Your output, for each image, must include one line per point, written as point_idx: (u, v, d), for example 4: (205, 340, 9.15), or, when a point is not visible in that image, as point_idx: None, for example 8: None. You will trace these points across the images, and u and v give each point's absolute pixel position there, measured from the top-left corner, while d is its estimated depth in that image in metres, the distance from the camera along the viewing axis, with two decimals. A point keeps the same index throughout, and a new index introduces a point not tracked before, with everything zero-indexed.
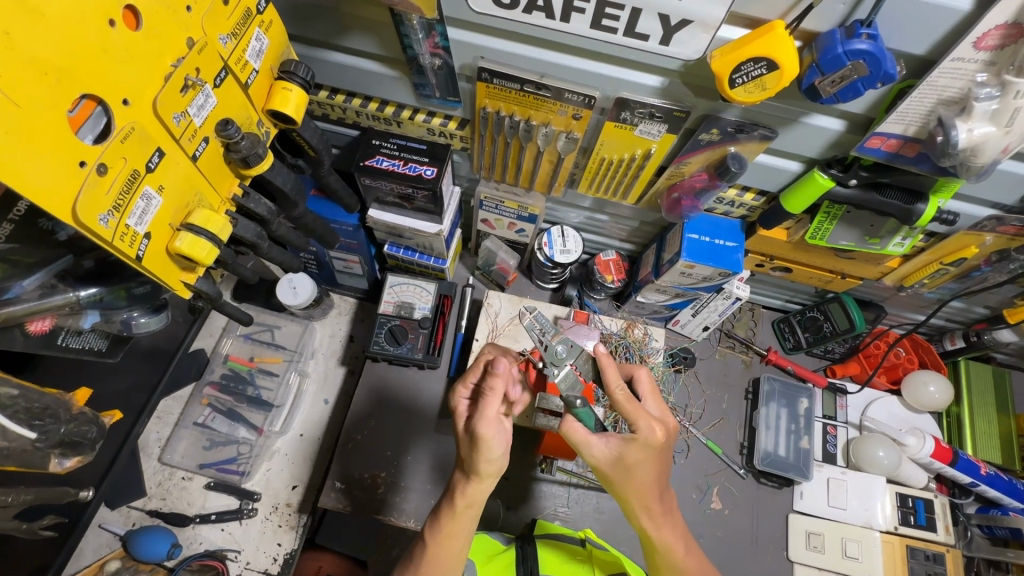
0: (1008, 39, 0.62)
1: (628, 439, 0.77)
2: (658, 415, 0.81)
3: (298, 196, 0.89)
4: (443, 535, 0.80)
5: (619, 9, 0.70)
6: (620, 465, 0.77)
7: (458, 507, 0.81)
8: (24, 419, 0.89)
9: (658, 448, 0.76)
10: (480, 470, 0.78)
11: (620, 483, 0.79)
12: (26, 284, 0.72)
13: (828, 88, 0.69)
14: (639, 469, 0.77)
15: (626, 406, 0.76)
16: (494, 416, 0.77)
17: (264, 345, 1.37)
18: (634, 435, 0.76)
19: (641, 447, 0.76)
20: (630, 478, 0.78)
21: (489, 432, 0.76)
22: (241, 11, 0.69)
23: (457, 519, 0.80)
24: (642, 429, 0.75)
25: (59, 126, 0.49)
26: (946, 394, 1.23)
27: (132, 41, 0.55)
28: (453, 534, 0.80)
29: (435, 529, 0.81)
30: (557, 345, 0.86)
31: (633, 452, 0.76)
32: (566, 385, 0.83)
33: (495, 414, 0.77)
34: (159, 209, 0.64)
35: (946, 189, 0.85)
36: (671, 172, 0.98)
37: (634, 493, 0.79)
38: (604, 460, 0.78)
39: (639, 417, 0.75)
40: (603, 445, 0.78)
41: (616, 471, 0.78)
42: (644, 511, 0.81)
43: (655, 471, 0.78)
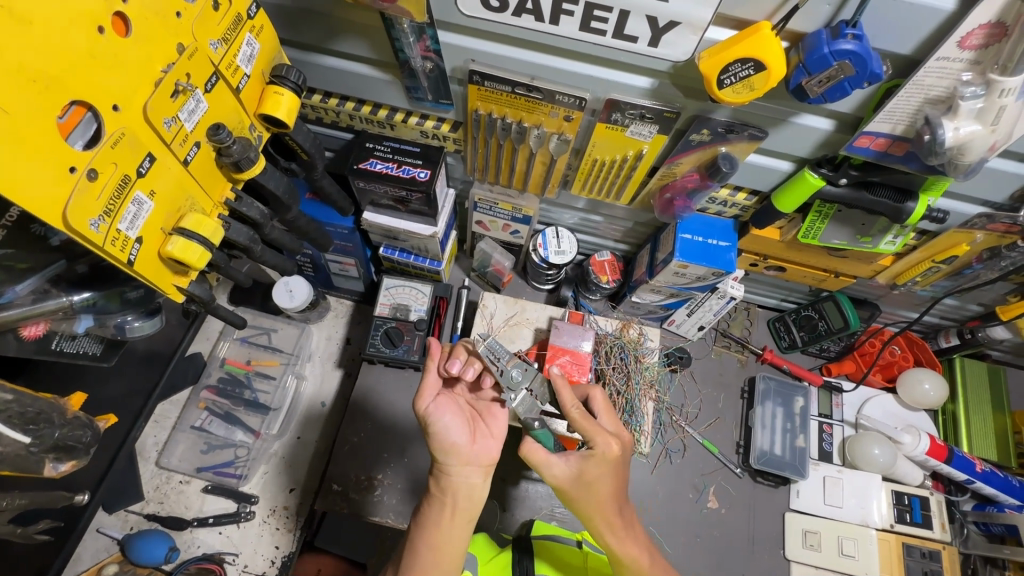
0: (992, 37, 0.62)
1: (586, 456, 0.80)
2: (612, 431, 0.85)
3: (292, 199, 0.89)
4: (430, 529, 0.79)
5: (608, 11, 0.70)
6: (578, 482, 0.80)
7: (433, 495, 0.83)
8: (19, 424, 0.90)
9: (614, 462, 0.80)
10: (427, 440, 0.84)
11: (582, 501, 0.80)
12: (20, 289, 0.72)
13: (816, 88, 0.70)
14: (599, 483, 0.80)
15: (582, 422, 0.81)
16: (433, 375, 0.88)
17: (261, 349, 1.37)
18: (591, 450, 0.80)
19: (599, 462, 0.80)
20: (591, 493, 0.80)
21: (426, 383, 0.87)
22: (232, 16, 0.69)
23: (436, 506, 0.82)
24: (598, 444, 0.80)
25: (48, 133, 0.50)
26: (940, 391, 1.24)
27: (122, 47, 0.56)
28: (438, 524, 0.80)
29: (422, 521, 0.81)
30: (513, 369, 0.86)
31: (592, 468, 0.79)
32: (522, 409, 0.84)
33: (433, 373, 0.88)
34: (151, 213, 0.64)
35: (936, 187, 0.85)
36: (664, 173, 0.99)
37: (595, 509, 0.80)
38: (564, 478, 0.80)
39: (593, 431, 0.80)
40: (562, 463, 0.81)
41: (576, 488, 0.80)
42: (607, 527, 0.81)
43: (612, 484, 0.81)
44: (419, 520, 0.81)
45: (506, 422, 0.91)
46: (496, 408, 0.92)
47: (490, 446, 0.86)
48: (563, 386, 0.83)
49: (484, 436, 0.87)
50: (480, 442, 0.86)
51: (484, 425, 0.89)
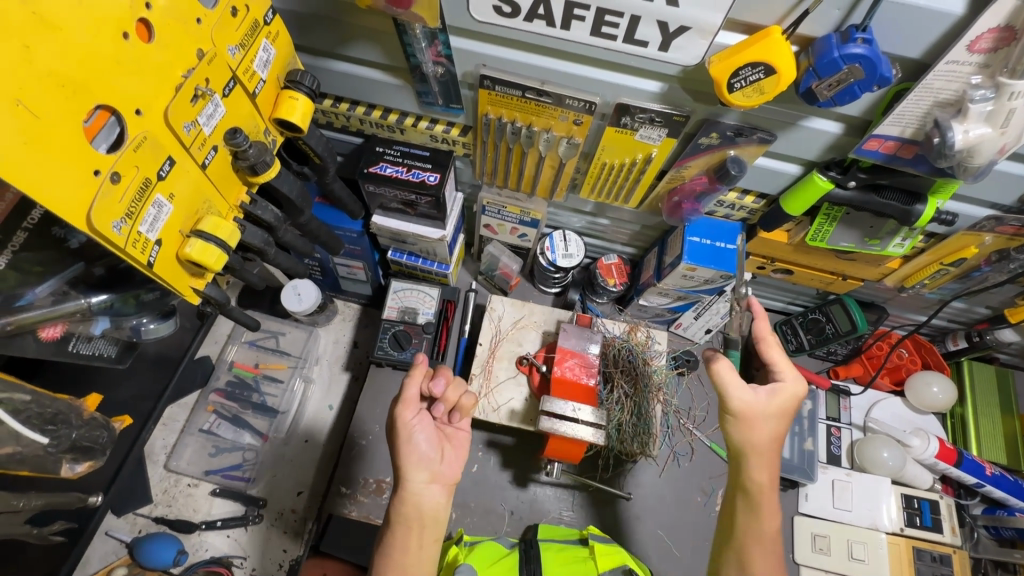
0: (1001, 41, 0.63)
1: (772, 388, 0.90)
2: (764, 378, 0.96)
3: (304, 203, 0.90)
4: (397, 553, 0.80)
5: (618, 16, 0.71)
6: (763, 411, 0.89)
7: (394, 518, 0.83)
8: (36, 423, 0.90)
9: (798, 400, 0.91)
10: (398, 455, 0.84)
11: (757, 434, 0.88)
12: (39, 290, 0.74)
13: (825, 92, 0.70)
14: (766, 420, 0.89)
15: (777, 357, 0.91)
16: (412, 383, 0.86)
17: (269, 352, 1.38)
18: (784, 382, 0.90)
19: (789, 394, 0.90)
20: (769, 425, 0.89)
21: (406, 393, 0.85)
22: (250, 22, 0.70)
23: (402, 528, 0.82)
24: (794, 376, 0.91)
25: (75, 136, 0.51)
26: (949, 394, 1.23)
27: (145, 53, 0.57)
28: (405, 543, 0.81)
29: (384, 548, 0.81)
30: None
31: (784, 399, 0.90)
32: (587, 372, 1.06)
33: (415, 383, 0.86)
34: (170, 216, 0.65)
35: (944, 190, 0.86)
36: (672, 176, 1.00)
37: (764, 445, 0.89)
38: (746, 406, 0.88)
39: (788, 367, 0.91)
40: (748, 394, 0.88)
41: (755, 419, 0.88)
42: (758, 466, 0.89)
43: (776, 423, 0.90)
44: (382, 544, 0.82)
45: (468, 438, 0.90)
46: (462, 431, 0.90)
47: (457, 464, 0.87)
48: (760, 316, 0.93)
49: (453, 453, 0.87)
50: (449, 459, 0.87)
51: (452, 443, 0.88)
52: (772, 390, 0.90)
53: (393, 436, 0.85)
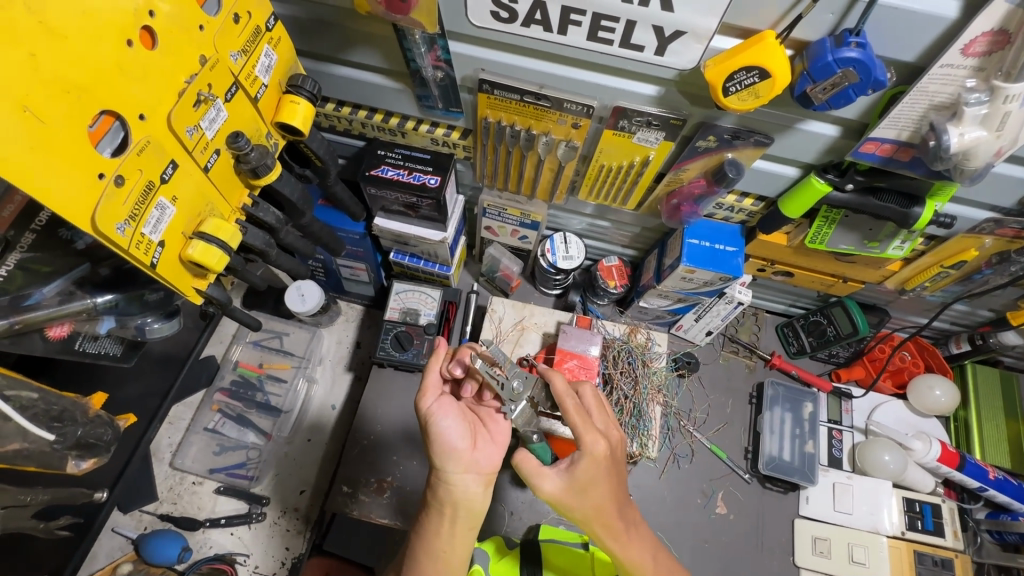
0: (995, 45, 0.63)
1: (577, 457, 0.79)
2: (604, 428, 0.84)
3: (306, 205, 0.91)
4: (430, 537, 0.82)
5: (614, 21, 0.72)
6: (572, 486, 0.79)
7: (431, 502, 0.84)
8: (44, 421, 0.92)
9: (604, 462, 0.79)
10: (429, 443, 0.83)
11: (577, 509, 0.80)
12: (46, 290, 0.75)
13: (820, 95, 0.71)
14: (594, 488, 0.79)
15: (576, 418, 0.80)
16: (433, 372, 0.87)
17: (273, 352, 1.40)
18: (581, 450, 0.79)
19: (587, 463, 0.78)
20: (590, 499, 0.79)
21: (427, 381, 0.86)
22: (252, 29, 0.72)
23: (437, 516, 0.83)
24: (587, 442, 0.78)
25: (80, 141, 0.52)
26: (951, 397, 1.22)
27: (148, 60, 0.58)
28: (436, 531, 0.82)
29: (421, 533, 0.84)
30: (514, 381, 0.84)
31: (583, 469, 0.78)
32: (523, 420, 0.84)
33: (433, 372, 0.87)
34: (173, 218, 0.66)
35: (943, 193, 0.85)
36: (670, 179, 1.00)
37: (595, 513, 0.80)
38: (557, 490, 0.80)
39: (586, 430, 0.79)
40: (554, 479, 0.80)
41: (572, 495, 0.79)
42: (608, 533, 0.81)
43: (606, 490, 0.80)
44: (420, 532, 0.84)
45: (508, 429, 0.90)
46: (496, 414, 0.91)
47: (491, 453, 0.85)
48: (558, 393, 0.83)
49: (486, 442, 0.86)
50: (482, 448, 0.85)
51: (486, 430, 0.88)
52: (568, 464, 0.80)
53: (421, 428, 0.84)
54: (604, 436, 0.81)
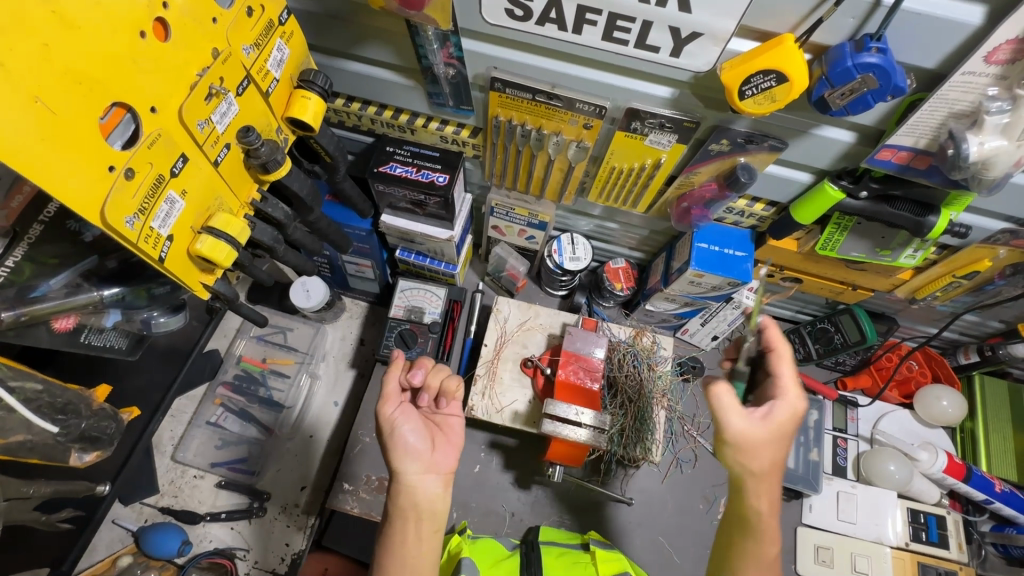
0: (1019, 54, 0.62)
1: (772, 408, 0.77)
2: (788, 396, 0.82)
3: (314, 201, 0.91)
4: (396, 547, 0.78)
5: (630, 21, 0.71)
6: (763, 436, 0.76)
7: (393, 512, 0.81)
8: (48, 412, 0.92)
9: (797, 422, 0.78)
10: (387, 448, 0.83)
11: (756, 459, 0.76)
12: (53, 282, 0.75)
13: (838, 101, 0.70)
14: (772, 446, 0.76)
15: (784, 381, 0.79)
16: (388, 381, 0.87)
17: (277, 347, 1.40)
18: (782, 404, 0.77)
19: (782, 420, 0.77)
20: (771, 451, 0.77)
21: (387, 390, 0.86)
22: (264, 22, 0.71)
23: (397, 523, 0.80)
24: (792, 398, 0.78)
25: (90, 133, 0.52)
26: (959, 408, 1.21)
27: (161, 52, 0.58)
28: (394, 535, 0.79)
29: (385, 543, 0.80)
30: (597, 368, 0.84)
31: (785, 422, 0.77)
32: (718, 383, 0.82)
33: (392, 380, 0.87)
34: (182, 212, 0.66)
35: (958, 202, 0.84)
36: (681, 181, 0.99)
37: (760, 473, 0.77)
38: (742, 432, 0.76)
39: (731, 411, 0.76)
40: (743, 420, 0.76)
41: (755, 444, 0.76)
42: (757, 495, 0.78)
43: (775, 452, 0.77)
44: (384, 546, 0.80)
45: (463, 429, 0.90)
46: (454, 418, 0.90)
47: (450, 454, 0.85)
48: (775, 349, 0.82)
49: (444, 444, 0.86)
50: (441, 449, 0.85)
51: (443, 434, 0.87)
52: (765, 412, 0.77)
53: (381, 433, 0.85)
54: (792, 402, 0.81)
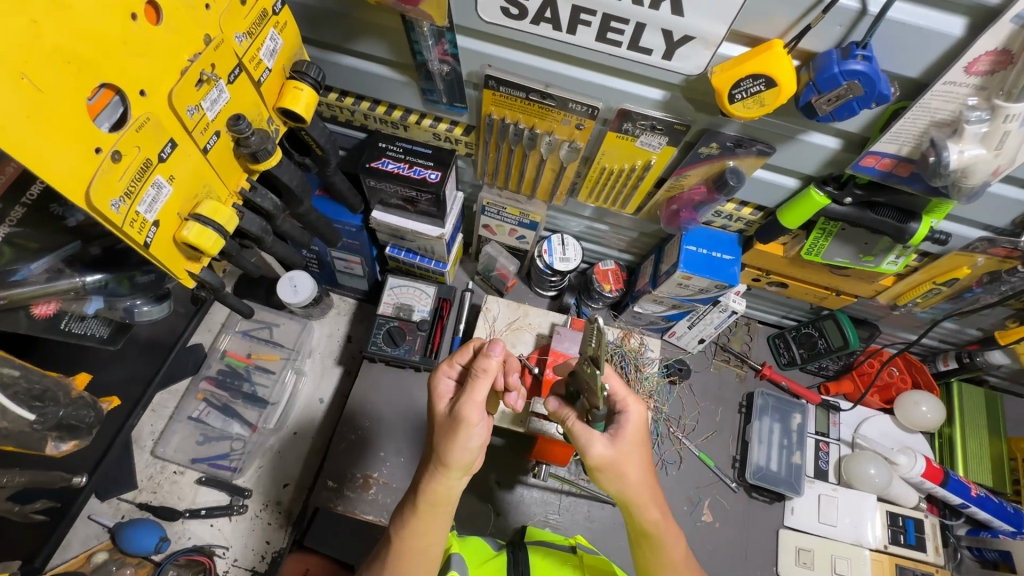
0: (998, 65, 0.64)
1: (616, 428, 0.79)
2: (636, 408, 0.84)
3: (304, 193, 0.90)
4: (416, 535, 0.80)
5: (624, 23, 0.72)
6: (622, 456, 0.78)
7: (424, 506, 0.80)
8: (25, 399, 0.91)
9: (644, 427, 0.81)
10: (448, 449, 0.78)
11: (621, 478, 0.79)
12: (34, 267, 0.74)
13: (825, 107, 0.71)
14: (634, 462, 0.79)
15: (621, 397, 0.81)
16: (473, 406, 0.78)
17: (262, 343, 1.38)
18: (622, 422, 0.79)
19: (634, 432, 0.79)
20: (628, 472, 0.79)
21: (467, 416, 0.77)
22: (258, 11, 0.71)
23: (420, 516, 0.80)
24: (628, 412, 0.80)
25: (77, 114, 0.51)
26: (938, 414, 1.23)
27: (152, 35, 0.57)
28: (415, 529, 0.80)
29: (402, 525, 0.81)
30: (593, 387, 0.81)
31: (623, 440, 0.78)
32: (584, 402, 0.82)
33: (474, 406, 0.78)
34: (169, 198, 0.65)
35: (939, 210, 0.86)
36: (671, 184, 1.00)
37: (639, 490, 0.79)
38: (605, 458, 0.78)
39: (594, 438, 0.77)
40: (604, 443, 0.77)
41: (611, 468, 0.78)
42: (648, 510, 0.80)
43: (639, 464, 0.79)
44: (400, 527, 0.81)
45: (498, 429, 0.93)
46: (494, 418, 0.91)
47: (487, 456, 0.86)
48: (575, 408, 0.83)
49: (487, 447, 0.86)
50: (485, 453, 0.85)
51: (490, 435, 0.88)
52: (617, 431, 0.79)
53: (449, 433, 0.78)
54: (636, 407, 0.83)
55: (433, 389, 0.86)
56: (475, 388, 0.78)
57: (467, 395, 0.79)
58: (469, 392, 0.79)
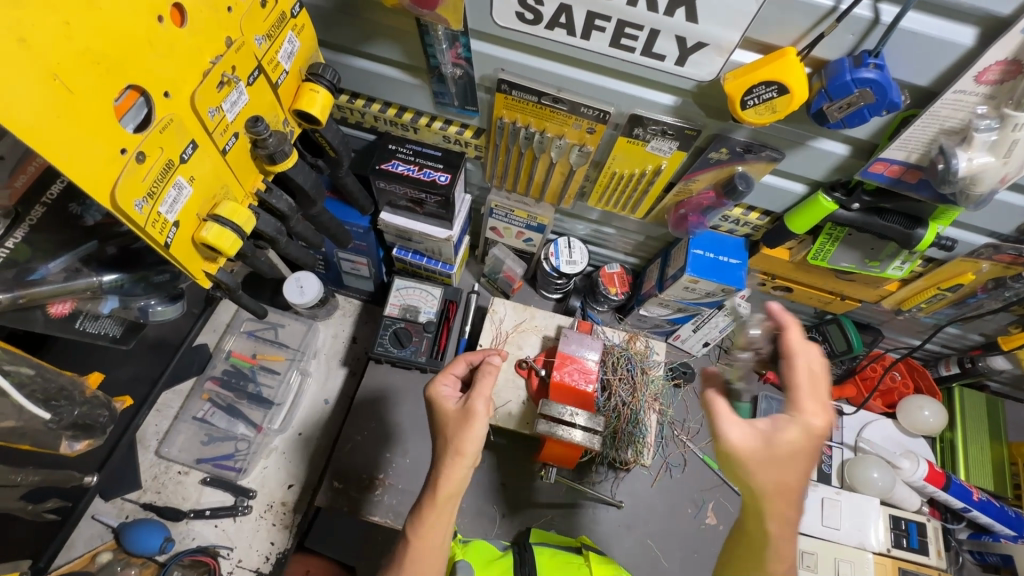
0: (1008, 75, 0.65)
1: (785, 424, 0.71)
2: (823, 405, 0.72)
3: (317, 195, 0.90)
4: (423, 533, 0.78)
5: (638, 29, 0.73)
6: (771, 448, 0.70)
7: (438, 501, 0.78)
8: (41, 398, 0.91)
9: (815, 439, 0.70)
10: (464, 438, 0.80)
11: (762, 476, 0.70)
12: (51, 266, 0.74)
13: (836, 114, 0.72)
14: (789, 463, 0.69)
15: (804, 382, 0.72)
16: (482, 399, 0.83)
17: (267, 343, 1.37)
18: (795, 417, 0.71)
19: (810, 432, 0.70)
20: (779, 470, 0.69)
21: (478, 408, 0.82)
22: (278, 15, 0.72)
23: (437, 511, 0.78)
24: (805, 414, 0.70)
25: (104, 114, 0.51)
26: (940, 418, 1.25)
27: (177, 37, 0.58)
28: (433, 525, 0.78)
29: (417, 523, 0.78)
30: None
31: (784, 437, 0.70)
32: None
33: (483, 399, 0.83)
34: (188, 199, 0.65)
35: (944, 217, 0.88)
36: (680, 189, 1.01)
37: (775, 491, 0.70)
38: (744, 445, 0.71)
39: (814, 401, 0.71)
40: (741, 431, 0.72)
41: (762, 459, 0.70)
42: (774, 515, 0.71)
43: (801, 470, 0.70)
44: (414, 526, 0.78)
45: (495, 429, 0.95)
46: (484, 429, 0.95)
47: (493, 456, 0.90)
48: (793, 324, 0.75)
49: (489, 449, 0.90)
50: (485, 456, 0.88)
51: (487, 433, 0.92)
52: (772, 423, 0.71)
53: (453, 422, 0.82)
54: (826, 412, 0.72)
55: (434, 394, 0.88)
56: (484, 384, 0.84)
57: (474, 391, 0.84)
58: (478, 390, 0.84)
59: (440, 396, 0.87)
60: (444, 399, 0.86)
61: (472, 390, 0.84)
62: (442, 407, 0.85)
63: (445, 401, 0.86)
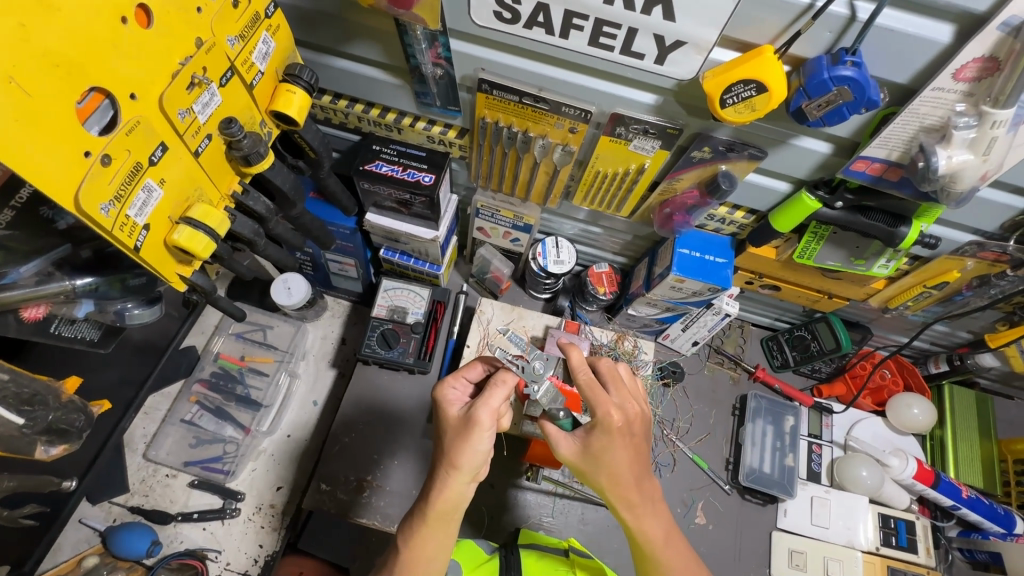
0: (985, 71, 0.64)
1: (591, 427, 0.80)
2: (620, 402, 0.80)
3: (296, 196, 0.90)
4: (415, 544, 0.79)
5: (616, 27, 0.73)
6: (590, 450, 0.79)
7: (430, 513, 0.78)
8: (13, 404, 0.91)
9: (616, 434, 0.77)
10: (459, 451, 0.78)
11: (598, 474, 0.80)
12: (24, 269, 0.73)
13: (815, 111, 0.71)
14: (609, 458, 0.78)
15: (587, 388, 0.79)
16: (485, 409, 0.79)
17: (256, 345, 1.37)
18: (594, 421, 0.78)
19: (602, 431, 0.78)
20: (605, 466, 0.79)
21: (479, 419, 0.78)
22: (251, 15, 0.71)
23: (430, 526, 0.79)
24: (600, 414, 0.77)
25: (65, 117, 0.51)
26: (929, 416, 1.24)
27: (143, 38, 0.57)
28: (425, 537, 0.79)
29: (409, 534, 0.80)
30: (537, 362, 0.87)
31: (597, 440, 0.78)
32: (547, 399, 0.87)
33: (487, 409, 0.79)
34: (159, 202, 0.65)
35: (928, 215, 0.87)
36: (664, 188, 1.00)
37: (610, 485, 0.80)
38: (572, 453, 0.81)
39: (597, 401, 0.78)
40: (571, 441, 0.82)
41: (586, 461, 0.80)
42: (622, 504, 0.81)
43: (627, 460, 0.79)
44: (408, 537, 0.80)
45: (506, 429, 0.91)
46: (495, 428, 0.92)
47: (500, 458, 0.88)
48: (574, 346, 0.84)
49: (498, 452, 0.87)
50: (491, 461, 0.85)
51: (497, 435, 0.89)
52: (587, 430, 0.80)
53: (453, 432, 0.80)
54: (622, 409, 0.80)
55: (440, 397, 0.86)
56: (490, 394, 0.80)
57: (476, 400, 0.80)
58: (483, 399, 0.79)
59: (445, 399, 0.86)
60: (448, 403, 0.85)
61: (477, 398, 0.80)
62: (444, 412, 0.84)
63: (448, 405, 0.85)
